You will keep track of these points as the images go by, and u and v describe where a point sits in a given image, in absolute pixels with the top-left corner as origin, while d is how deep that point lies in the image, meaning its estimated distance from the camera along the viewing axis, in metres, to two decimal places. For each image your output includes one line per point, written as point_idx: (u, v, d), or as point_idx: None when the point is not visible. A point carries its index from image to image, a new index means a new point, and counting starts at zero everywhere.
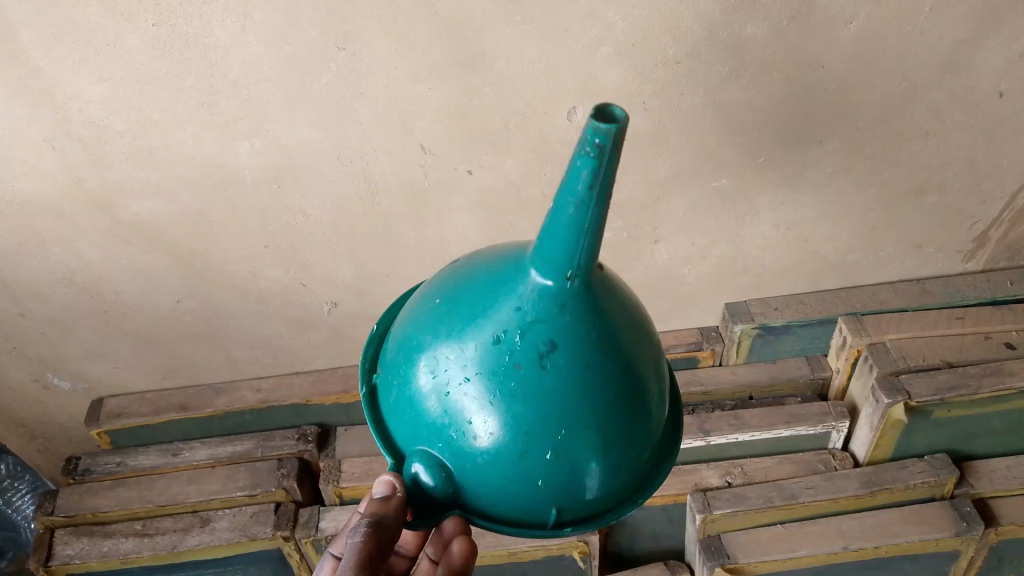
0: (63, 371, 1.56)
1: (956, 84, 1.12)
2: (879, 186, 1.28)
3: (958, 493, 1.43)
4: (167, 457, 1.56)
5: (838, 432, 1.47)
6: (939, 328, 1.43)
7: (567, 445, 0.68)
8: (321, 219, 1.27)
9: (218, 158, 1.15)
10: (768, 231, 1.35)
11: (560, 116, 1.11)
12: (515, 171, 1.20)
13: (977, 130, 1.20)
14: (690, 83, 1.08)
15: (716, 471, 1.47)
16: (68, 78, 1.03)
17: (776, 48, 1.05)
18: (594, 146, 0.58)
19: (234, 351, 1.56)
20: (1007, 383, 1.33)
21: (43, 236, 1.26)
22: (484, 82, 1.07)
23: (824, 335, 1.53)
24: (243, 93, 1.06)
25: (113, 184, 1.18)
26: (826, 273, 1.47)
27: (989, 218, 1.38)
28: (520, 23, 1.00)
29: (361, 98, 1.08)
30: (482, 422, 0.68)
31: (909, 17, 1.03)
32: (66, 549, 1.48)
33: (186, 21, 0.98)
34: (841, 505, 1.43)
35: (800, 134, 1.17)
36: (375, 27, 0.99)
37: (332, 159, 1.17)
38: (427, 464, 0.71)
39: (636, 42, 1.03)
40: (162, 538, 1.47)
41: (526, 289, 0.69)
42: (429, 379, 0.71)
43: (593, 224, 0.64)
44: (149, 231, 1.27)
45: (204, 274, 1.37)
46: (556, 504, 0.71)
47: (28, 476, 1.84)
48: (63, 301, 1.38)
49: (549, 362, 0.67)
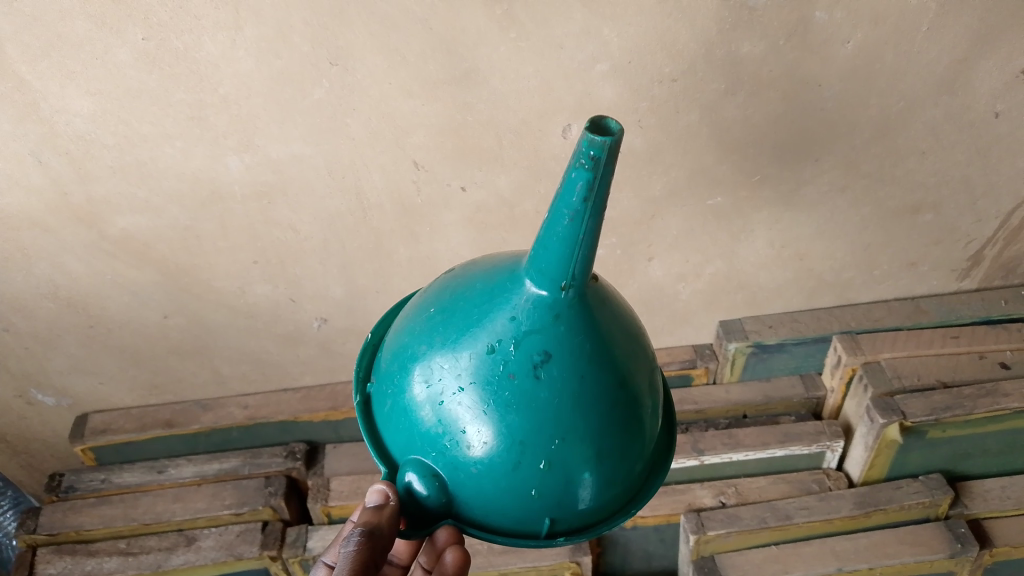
0: (47, 387, 1.53)
1: (952, 103, 1.11)
2: (874, 204, 1.27)
3: (952, 514, 1.42)
4: (153, 475, 1.53)
5: (832, 452, 1.46)
6: (933, 347, 1.43)
7: (561, 455, 0.66)
8: (311, 235, 1.26)
9: (206, 173, 1.14)
10: (764, 248, 1.34)
11: (554, 133, 1.10)
12: (509, 187, 1.19)
13: (973, 150, 1.19)
14: (686, 100, 1.07)
15: (710, 490, 1.46)
16: (55, 91, 1.01)
17: (773, 66, 1.04)
18: (589, 158, 0.58)
19: (221, 367, 1.54)
20: (1002, 404, 1.33)
21: (27, 250, 1.24)
22: (478, 98, 1.06)
23: (818, 354, 1.52)
24: (232, 108, 1.05)
25: (100, 199, 1.17)
26: (821, 291, 1.46)
27: (984, 237, 1.37)
28: (514, 40, 0.99)
29: (352, 113, 1.07)
30: (476, 432, 0.66)
31: (906, 36, 1.02)
32: (47, 568, 1.45)
33: (176, 36, 0.96)
34: (835, 525, 1.42)
35: (796, 152, 1.17)
36: (368, 43, 0.98)
37: (324, 175, 1.15)
38: (420, 474, 0.69)
39: (632, 60, 1.02)
40: (147, 557, 1.44)
41: (522, 299, 0.69)
42: (423, 389, 0.70)
43: (587, 235, 0.63)
44: (136, 247, 1.26)
45: (192, 290, 1.35)
46: (550, 514, 0.69)
47: (9, 492, 1.80)
48: (48, 316, 1.36)
49: (544, 372, 0.66)
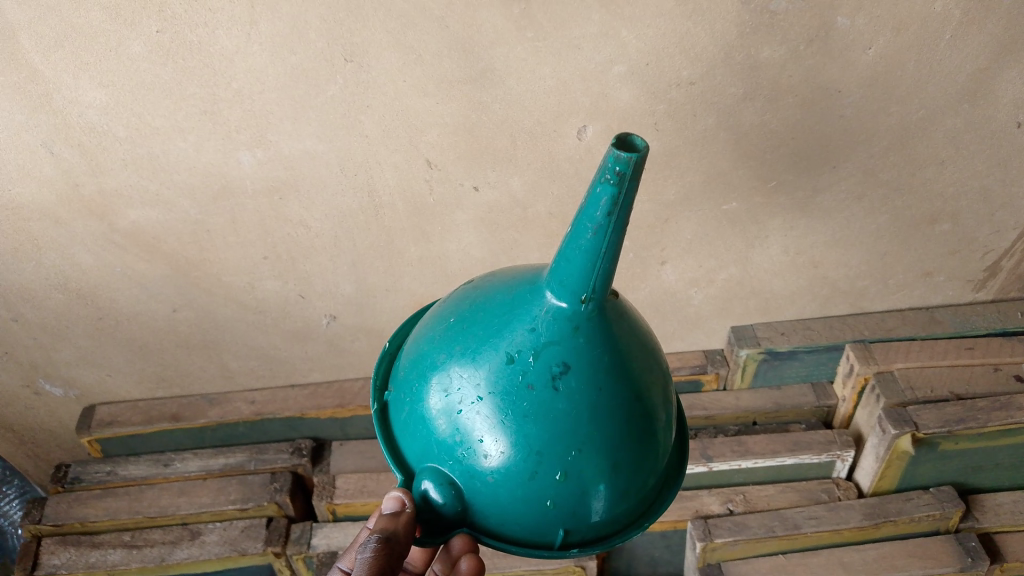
0: (54, 377, 1.53)
1: (973, 112, 1.09)
2: (892, 213, 1.26)
3: (963, 527, 1.40)
4: (158, 468, 1.53)
5: (842, 461, 1.45)
6: (947, 358, 1.41)
7: (578, 467, 0.65)
8: (322, 231, 1.25)
9: (218, 167, 1.13)
10: (778, 255, 1.33)
11: (570, 134, 1.09)
12: (521, 188, 1.18)
13: (993, 160, 1.17)
14: (702, 104, 1.06)
15: (717, 497, 1.45)
16: (69, 82, 1.01)
17: (792, 71, 1.02)
18: (614, 173, 0.57)
19: (229, 362, 1.53)
20: (1016, 417, 1.31)
21: (38, 242, 1.24)
22: (493, 98, 1.04)
23: (830, 362, 1.50)
24: (246, 103, 1.04)
25: (111, 191, 1.16)
26: (835, 299, 1.45)
27: (1002, 248, 1.35)
28: (531, 40, 0.98)
29: (366, 111, 1.06)
30: (493, 442, 0.65)
31: (930, 44, 1.00)
32: (52, 559, 1.45)
33: (191, 29, 0.95)
34: (844, 536, 1.40)
35: (813, 160, 1.15)
36: (384, 39, 0.97)
37: (335, 171, 1.14)
38: (436, 482, 0.68)
39: (649, 62, 1.01)
40: (150, 551, 1.44)
41: (541, 310, 0.68)
42: (441, 398, 0.68)
43: (609, 249, 0.62)
44: (146, 240, 1.25)
45: (201, 284, 1.34)
46: (564, 525, 0.68)
47: (16, 481, 1.81)
48: (57, 307, 1.36)
49: (562, 383, 0.65)
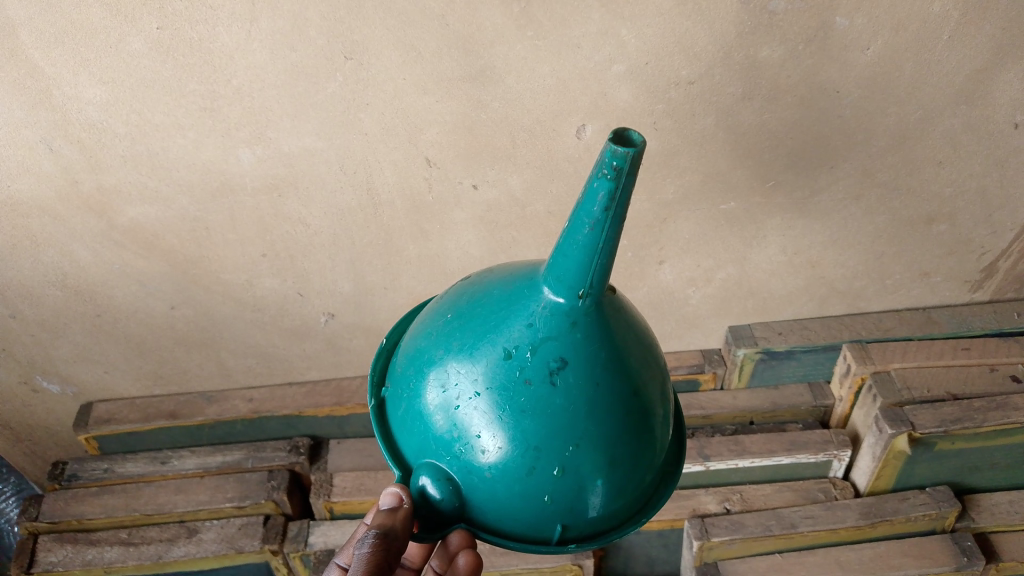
0: (52, 374, 1.53)
1: (971, 113, 1.10)
2: (889, 213, 1.26)
3: (958, 527, 1.41)
4: (156, 466, 1.53)
5: (839, 461, 1.45)
6: (944, 358, 1.41)
7: (575, 462, 0.65)
8: (321, 229, 1.25)
9: (217, 164, 1.13)
10: (776, 254, 1.33)
11: (570, 133, 1.09)
12: (520, 187, 1.18)
13: (990, 161, 1.17)
14: (701, 104, 1.06)
15: (715, 496, 1.45)
16: (69, 79, 1.01)
17: (791, 71, 1.03)
18: (611, 168, 0.58)
19: (227, 360, 1.53)
20: (1012, 417, 1.31)
21: (36, 238, 1.24)
22: (493, 96, 1.05)
23: (828, 362, 1.50)
24: (246, 100, 1.04)
25: (109, 188, 1.16)
26: (832, 299, 1.45)
27: (998, 249, 1.36)
28: (531, 39, 0.98)
29: (365, 108, 1.06)
30: (490, 437, 0.65)
31: (928, 45, 1.01)
32: (49, 556, 1.45)
33: (191, 26, 0.96)
34: (841, 535, 1.41)
35: (811, 160, 1.15)
36: (385, 36, 0.97)
37: (334, 169, 1.14)
38: (434, 477, 0.68)
39: (648, 61, 1.01)
40: (147, 548, 1.44)
41: (539, 306, 0.68)
42: (439, 394, 0.69)
43: (606, 245, 0.63)
44: (145, 237, 1.25)
45: (199, 282, 1.34)
46: (561, 520, 0.68)
47: (13, 478, 1.81)
48: (55, 303, 1.36)
49: (559, 379, 0.65)
